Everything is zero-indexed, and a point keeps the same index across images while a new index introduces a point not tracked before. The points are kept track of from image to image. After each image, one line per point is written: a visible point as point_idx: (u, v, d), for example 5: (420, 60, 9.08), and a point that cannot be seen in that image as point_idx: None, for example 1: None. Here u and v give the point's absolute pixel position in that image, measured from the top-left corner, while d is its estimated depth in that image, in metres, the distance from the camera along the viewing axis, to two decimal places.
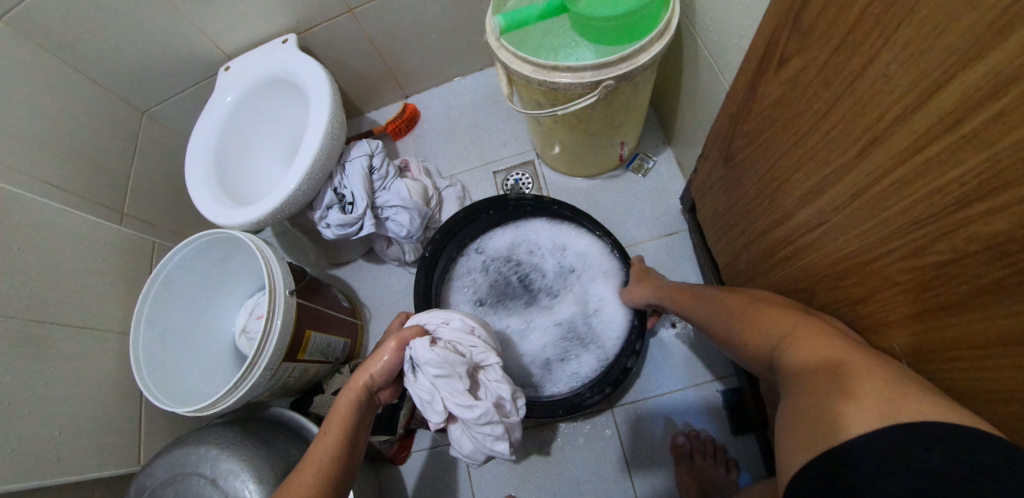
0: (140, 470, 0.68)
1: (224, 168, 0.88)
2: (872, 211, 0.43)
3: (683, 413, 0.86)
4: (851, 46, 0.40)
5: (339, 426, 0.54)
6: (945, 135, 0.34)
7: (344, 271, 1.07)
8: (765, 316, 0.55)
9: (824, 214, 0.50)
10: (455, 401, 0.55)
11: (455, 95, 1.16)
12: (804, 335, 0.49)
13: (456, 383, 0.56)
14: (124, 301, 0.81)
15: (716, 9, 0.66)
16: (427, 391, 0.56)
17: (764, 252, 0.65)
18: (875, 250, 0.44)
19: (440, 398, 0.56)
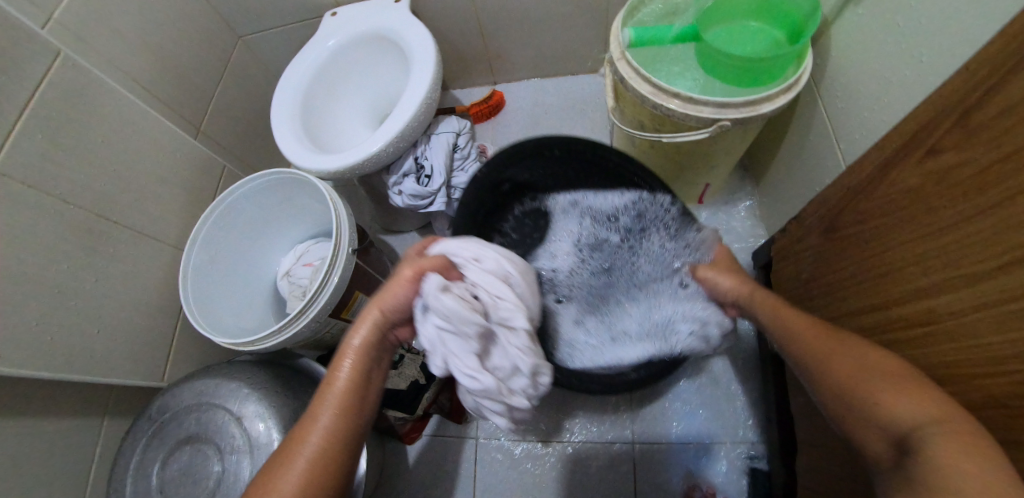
0: (166, 388, 0.65)
1: (310, 111, 0.88)
2: (995, 329, 0.41)
3: (704, 469, 0.83)
4: (1018, 158, 0.39)
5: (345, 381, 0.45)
6: None
7: (395, 239, 1.06)
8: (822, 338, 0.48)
9: (934, 314, 0.49)
10: (460, 361, 0.42)
11: (543, 94, 1.15)
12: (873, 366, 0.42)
13: (460, 337, 0.42)
14: (187, 216, 0.81)
15: (855, 77, 0.63)
16: (430, 335, 0.43)
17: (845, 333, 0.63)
18: (987, 369, 0.42)
19: (440, 351, 0.43)
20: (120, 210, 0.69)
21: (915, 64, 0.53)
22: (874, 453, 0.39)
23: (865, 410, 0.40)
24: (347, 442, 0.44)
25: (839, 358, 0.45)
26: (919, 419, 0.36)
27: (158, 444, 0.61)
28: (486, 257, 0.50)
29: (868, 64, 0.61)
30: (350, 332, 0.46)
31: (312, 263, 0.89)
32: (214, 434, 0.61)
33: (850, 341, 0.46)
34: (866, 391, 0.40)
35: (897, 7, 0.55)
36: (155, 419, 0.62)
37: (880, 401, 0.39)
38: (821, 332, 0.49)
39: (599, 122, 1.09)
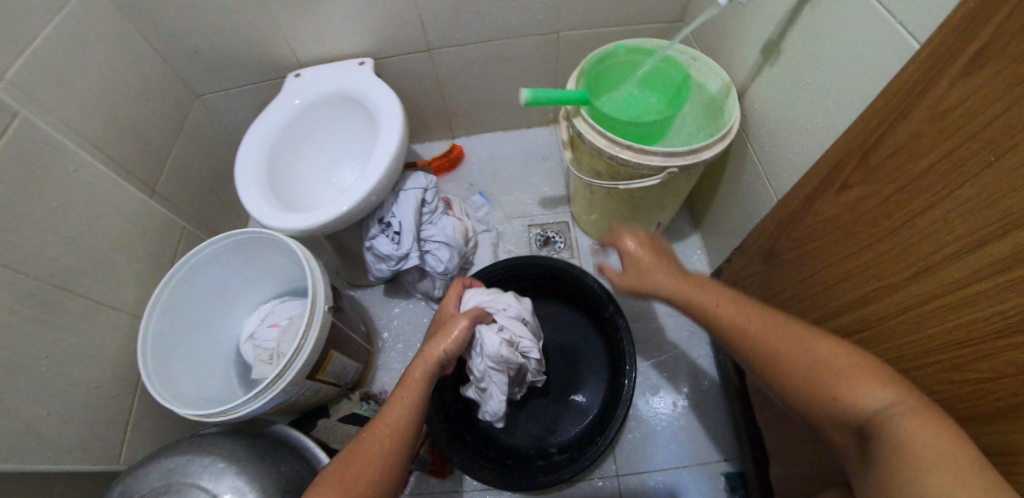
0: (129, 470, 0.60)
1: (275, 171, 0.88)
2: (928, 324, 0.49)
3: (688, 490, 0.88)
4: (920, 187, 0.48)
5: (410, 395, 0.62)
6: (996, 274, 0.41)
7: (363, 293, 1.06)
8: (681, 291, 0.58)
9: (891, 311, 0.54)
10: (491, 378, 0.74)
11: (500, 146, 1.24)
12: (827, 381, 0.45)
13: (502, 373, 0.73)
14: (142, 281, 0.76)
15: (772, 130, 0.77)
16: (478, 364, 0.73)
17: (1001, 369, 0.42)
18: (925, 354, 0.50)
19: (486, 378, 0.74)
20: (72, 278, 0.64)
21: (818, 123, 0.67)
22: (843, 439, 0.45)
23: (847, 413, 0.43)
24: (395, 452, 0.58)
25: (726, 326, 0.53)
26: (880, 403, 0.41)
27: None
28: (512, 306, 0.76)
29: (778, 122, 0.76)
30: (406, 369, 0.63)
31: (278, 323, 0.86)
32: None
33: (710, 297, 0.56)
34: (822, 381, 0.46)
35: (803, 74, 0.69)
36: None
37: (835, 393, 0.44)
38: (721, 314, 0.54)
39: (555, 170, 1.19)
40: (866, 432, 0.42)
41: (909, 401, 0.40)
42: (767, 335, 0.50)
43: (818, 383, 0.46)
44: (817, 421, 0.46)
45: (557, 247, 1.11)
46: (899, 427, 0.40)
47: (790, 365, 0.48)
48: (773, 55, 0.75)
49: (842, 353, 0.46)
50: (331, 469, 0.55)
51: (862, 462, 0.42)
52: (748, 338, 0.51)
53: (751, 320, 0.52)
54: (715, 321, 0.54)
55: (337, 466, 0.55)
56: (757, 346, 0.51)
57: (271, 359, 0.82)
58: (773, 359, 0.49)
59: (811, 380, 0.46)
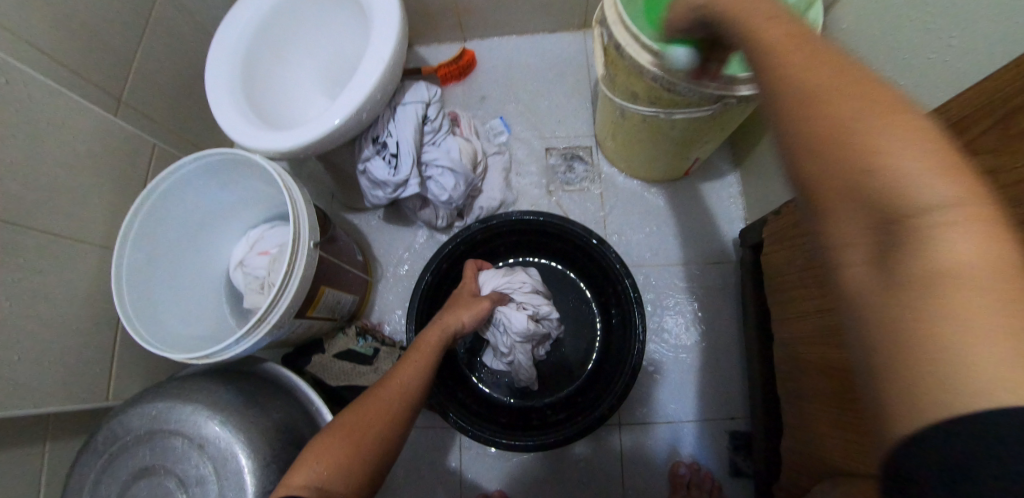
0: (114, 413, 0.59)
1: (253, 76, 0.74)
2: None
3: (690, 445, 0.85)
4: None
5: (423, 358, 0.61)
6: None
7: (359, 218, 0.96)
8: (750, 21, 0.31)
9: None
10: (519, 352, 0.76)
11: (519, 54, 1.05)
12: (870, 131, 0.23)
13: (523, 338, 0.75)
14: (108, 209, 0.69)
15: (870, 65, 0.60)
16: (505, 343, 0.75)
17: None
18: None
19: (513, 353, 0.76)
20: (25, 209, 0.56)
21: (935, 55, 0.50)
22: (832, 243, 0.25)
23: (855, 214, 0.23)
24: (404, 410, 0.55)
25: (787, 74, 0.27)
26: (940, 197, 0.21)
27: (110, 478, 0.55)
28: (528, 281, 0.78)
29: (880, 50, 0.58)
30: (417, 342, 0.63)
31: (268, 251, 0.80)
32: (172, 464, 0.55)
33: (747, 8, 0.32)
34: (854, 145, 0.23)
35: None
36: (104, 450, 0.56)
37: (897, 176, 0.21)
38: (781, 37, 0.29)
39: (582, 86, 1.01)
40: (888, 233, 0.22)
41: (985, 206, 0.20)
42: (805, 88, 0.26)
43: (835, 142, 0.24)
44: (819, 221, 0.25)
45: (578, 180, 0.97)
46: (946, 242, 0.20)
47: (832, 127, 0.24)
48: None
49: (912, 119, 0.23)
50: (340, 418, 0.51)
51: (852, 282, 0.24)
52: (800, 54, 0.27)
53: (806, 54, 0.27)
54: (761, 47, 0.30)
55: (349, 414, 0.51)
56: (845, 93, 0.24)
57: (262, 288, 0.78)
58: (800, 105, 0.26)
59: (827, 140, 0.24)
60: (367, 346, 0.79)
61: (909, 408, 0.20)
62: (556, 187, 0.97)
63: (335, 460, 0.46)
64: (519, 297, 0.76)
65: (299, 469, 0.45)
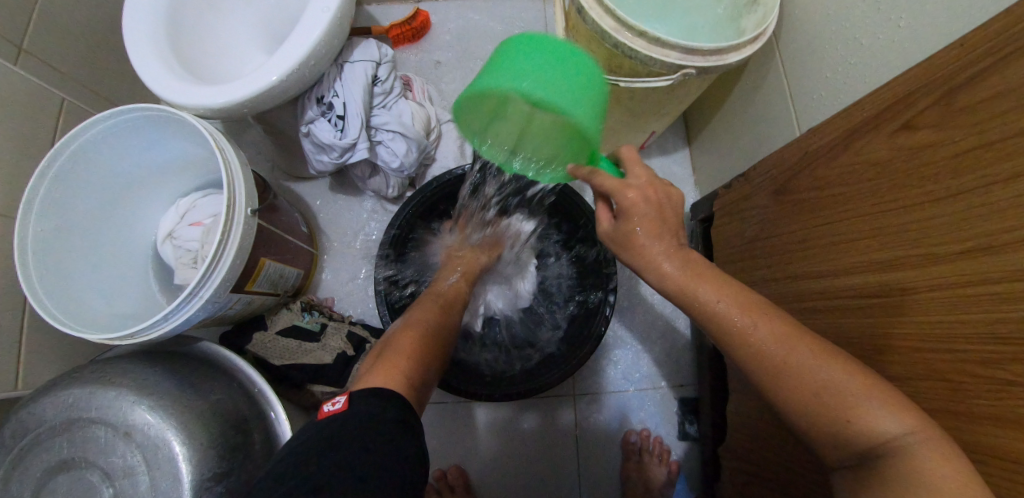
0: (23, 403, 0.52)
1: (180, 23, 0.66)
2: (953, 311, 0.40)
3: (642, 414, 0.87)
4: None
5: (460, 288, 0.68)
6: None
7: (304, 188, 0.90)
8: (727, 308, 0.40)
9: (886, 287, 0.48)
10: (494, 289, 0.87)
11: (477, 16, 1.00)
12: (814, 382, 0.34)
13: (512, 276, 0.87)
14: (9, 173, 0.60)
15: (818, 43, 0.61)
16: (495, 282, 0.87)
17: (956, 332, 0.40)
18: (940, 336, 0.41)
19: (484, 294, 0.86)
20: None
21: (880, 33, 0.51)
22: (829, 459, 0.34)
23: (835, 427, 0.33)
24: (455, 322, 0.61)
25: (751, 348, 0.38)
26: (898, 429, 0.30)
27: (22, 475, 0.50)
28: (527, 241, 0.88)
29: (829, 30, 0.59)
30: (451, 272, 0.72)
31: (201, 221, 0.74)
32: (93, 455, 0.50)
33: (707, 287, 0.42)
34: (822, 407, 0.33)
35: None
36: (13, 444, 0.50)
37: (867, 422, 0.31)
38: (738, 313, 0.40)
39: None
40: (869, 457, 0.31)
41: (937, 430, 0.30)
42: (776, 362, 0.36)
43: (827, 398, 0.33)
44: (812, 440, 0.35)
45: None
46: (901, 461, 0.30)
47: (822, 389, 0.34)
48: None
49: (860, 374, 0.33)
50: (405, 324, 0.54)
51: (846, 477, 0.33)
52: (756, 320, 0.38)
53: (772, 335, 0.37)
54: (722, 326, 0.40)
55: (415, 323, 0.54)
56: (781, 352, 0.36)
57: (195, 261, 0.72)
58: (778, 372, 0.36)
59: (817, 395, 0.34)
60: (312, 322, 0.75)
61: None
62: None
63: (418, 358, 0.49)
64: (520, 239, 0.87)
65: (401, 357, 0.48)
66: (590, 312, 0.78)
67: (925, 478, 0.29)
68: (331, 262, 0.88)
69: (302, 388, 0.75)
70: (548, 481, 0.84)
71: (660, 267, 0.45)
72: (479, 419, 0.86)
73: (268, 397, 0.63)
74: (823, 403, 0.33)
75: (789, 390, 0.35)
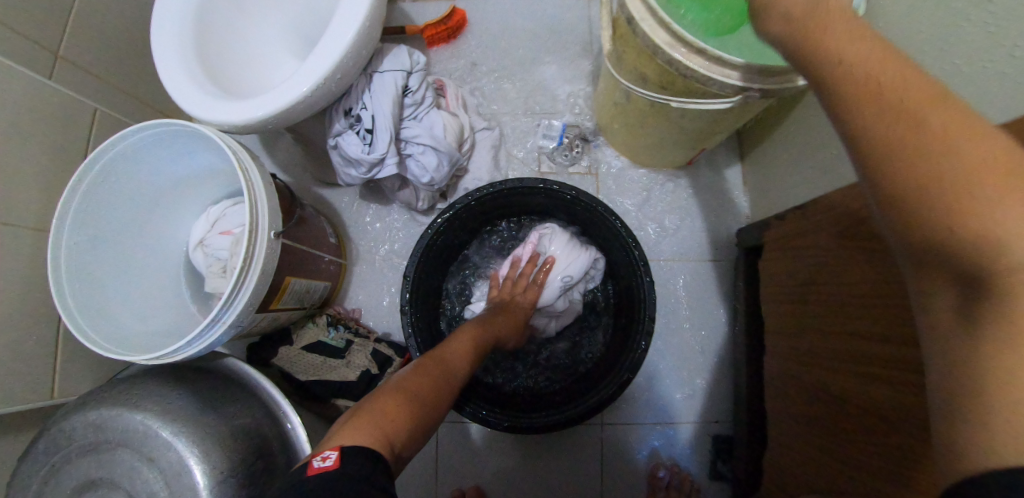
0: (55, 418, 0.53)
1: (210, 33, 0.64)
2: None
3: (671, 447, 0.83)
4: None
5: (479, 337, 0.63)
6: None
7: (333, 195, 0.88)
8: (845, 64, 0.26)
9: None
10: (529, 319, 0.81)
11: (517, 14, 0.94)
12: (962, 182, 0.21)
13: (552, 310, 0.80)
14: (44, 186, 0.61)
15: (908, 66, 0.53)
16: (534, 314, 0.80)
17: None
18: None
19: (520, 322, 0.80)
20: None
21: (988, 66, 0.43)
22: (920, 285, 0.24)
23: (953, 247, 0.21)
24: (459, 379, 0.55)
25: (878, 120, 0.24)
26: None
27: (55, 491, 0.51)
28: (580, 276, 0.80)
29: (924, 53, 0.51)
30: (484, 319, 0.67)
31: (230, 230, 0.73)
32: (121, 476, 0.51)
33: (871, 44, 0.26)
34: (946, 206, 0.21)
35: None
36: (46, 461, 0.51)
37: (992, 237, 0.20)
38: (887, 80, 0.24)
39: (583, 57, 0.91)
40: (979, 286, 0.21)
41: None
42: (908, 145, 0.23)
43: (947, 201, 0.21)
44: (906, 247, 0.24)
45: (573, 162, 0.89)
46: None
47: (949, 164, 0.21)
48: None
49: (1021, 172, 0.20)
50: (399, 381, 0.48)
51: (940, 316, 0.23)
52: (893, 87, 0.24)
53: (918, 98, 0.23)
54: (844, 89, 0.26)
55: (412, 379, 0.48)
56: (917, 143, 0.22)
57: (224, 271, 0.72)
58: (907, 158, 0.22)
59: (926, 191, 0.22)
60: (337, 338, 0.74)
61: (980, 451, 0.20)
62: (548, 169, 0.89)
63: (406, 419, 0.43)
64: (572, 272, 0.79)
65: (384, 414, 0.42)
66: (626, 345, 0.74)
67: None
68: (358, 273, 0.86)
69: (325, 402, 0.75)
70: None
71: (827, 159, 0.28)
72: (502, 440, 0.84)
73: (290, 418, 0.63)
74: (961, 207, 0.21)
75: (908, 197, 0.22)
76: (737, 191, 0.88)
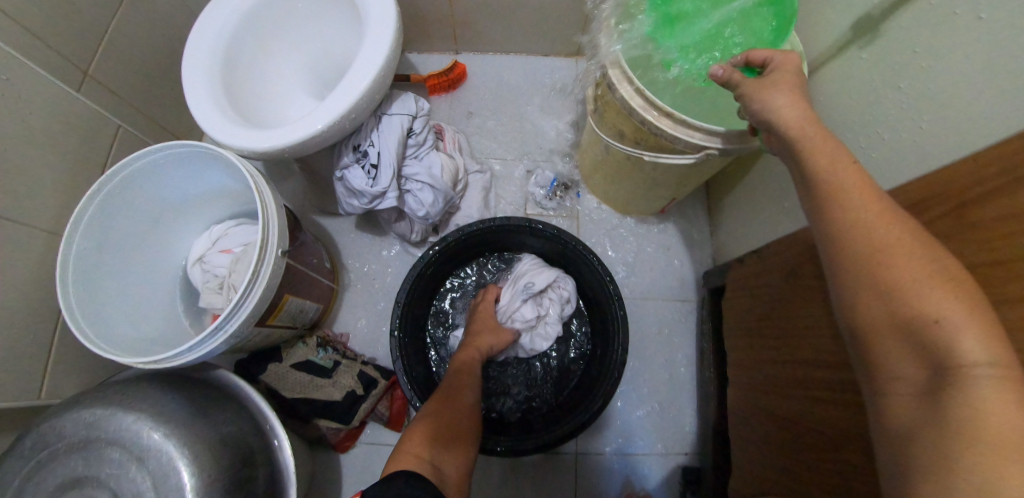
0: (45, 416, 0.54)
1: (237, 70, 0.71)
2: None
3: (643, 478, 0.86)
4: None
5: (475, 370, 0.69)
6: None
7: (331, 223, 0.93)
8: (838, 187, 0.35)
9: None
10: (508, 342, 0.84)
11: (512, 73, 1.06)
12: (929, 295, 0.29)
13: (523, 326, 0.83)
14: (62, 193, 0.64)
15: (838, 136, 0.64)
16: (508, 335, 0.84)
17: None
18: None
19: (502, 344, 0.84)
20: None
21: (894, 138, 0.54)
22: (888, 391, 0.31)
23: (921, 343, 0.29)
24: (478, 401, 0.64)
25: (850, 236, 0.33)
26: (980, 354, 0.27)
27: (36, 488, 0.51)
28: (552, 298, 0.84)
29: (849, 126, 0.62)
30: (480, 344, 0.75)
31: (231, 249, 0.77)
32: (109, 475, 0.52)
33: (836, 154, 0.36)
34: (905, 305, 0.30)
35: (900, 74, 0.55)
36: (31, 457, 0.52)
37: (941, 335, 0.28)
38: (855, 192, 0.34)
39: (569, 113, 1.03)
40: (938, 380, 0.28)
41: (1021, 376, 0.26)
42: (873, 251, 0.32)
43: (907, 311, 0.30)
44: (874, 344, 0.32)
45: (557, 205, 0.98)
46: (978, 390, 0.26)
47: (887, 261, 0.31)
48: (872, 34, 0.59)
49: (973, 304, 0.28)
50: (426, 416, 0.58)
51: (900, 415, 0.30)
52: (868, 202, 0.34)
53: (866, 212, 0.33)
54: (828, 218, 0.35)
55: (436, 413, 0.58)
56: (885, 257, 0.32)
57: (220, 288, 0.75)
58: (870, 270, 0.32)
59: (893, 296, 0.31)
60: (326, 357, 0.77)
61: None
62: (534, 209, 0.97)
63: (438, 445, 0.53)
64: (541, 287, 0.83)
65: (416, 444, 0.52)
66: (599, 375, 0.79)
67: (978, 415, 0.26)
68: (349, 297, 0.90)
69: (308, 422, 0.76)
70: None
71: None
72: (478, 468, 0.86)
73: (276, 430, 0.65)
74: (924, 318, 0.29)
75: (889, 301, 0.31)
76: (703, 237, 0.98)
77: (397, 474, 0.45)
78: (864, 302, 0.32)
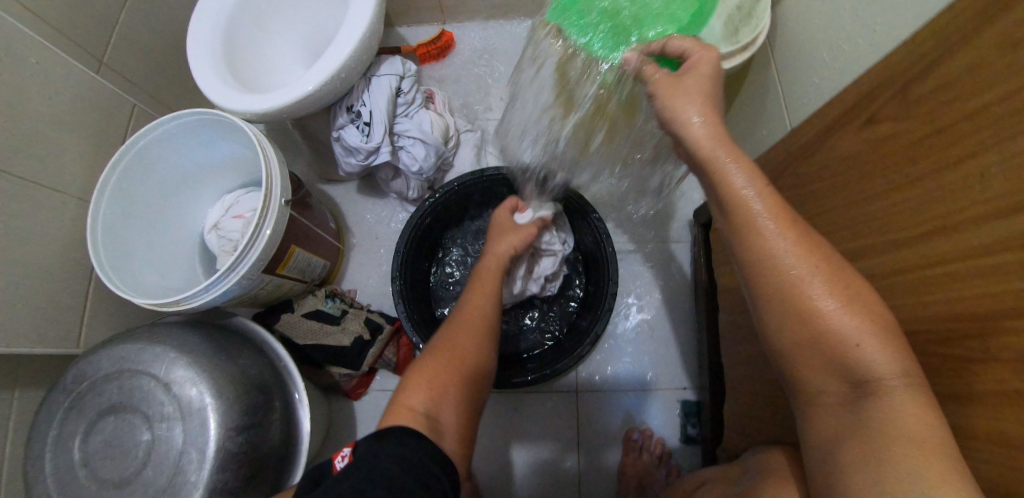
0: (84, 355, 0.61)
1: (235, 43, 0.77)
2: (914, 291, 0.43)
3: (643, 413, 0.89)
4: (975, 127, 0.36)
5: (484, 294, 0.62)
6: (1002, 251, 0.33)
7: (335, 190, 0.99)
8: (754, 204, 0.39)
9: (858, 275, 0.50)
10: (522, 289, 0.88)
11: (499, 37, 1.09)
12: (849, 319, 0.33)
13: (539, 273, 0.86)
14: (87, 163, 0.72)
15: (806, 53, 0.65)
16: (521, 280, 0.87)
17: (931, 313, 0.41)
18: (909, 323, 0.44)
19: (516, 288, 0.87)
20: (7, 153, 0.59)
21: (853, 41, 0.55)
22: (813, 393, 0.36)
23: (847, 360, 0.33)
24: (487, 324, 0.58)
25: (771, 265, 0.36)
26: (888, 371, 0.32)
27: (79, 413, 0.58)
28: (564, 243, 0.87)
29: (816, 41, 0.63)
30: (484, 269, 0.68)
31: (243, 214, 0.82)
32: (141, 401, 0.58)
33: (739, 167, 0.40)
34: (826, 337, 0.34)
35: None
36: (72, 389, 0.59)
37: (861, 359, 0.32)
38: (769, 218, 0.37)
39: None
40: (858, 393, 0.33)
41: (921, 384, 0.31)
42: (791, 285, 0.35)
43: (829, 341, 0.33)
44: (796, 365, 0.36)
45: None
46: (892, 405, 0.31)
47: (809, 281, 0.35)
48: None
49: (880, 330, 0.33)
50: (428, 355, 0.53)
51: (826, 417, 0.35)
52: (784, 225, 0.37)
53: (780, 230, 0.37)
54: (743, 239, 0.38)
55: (436, 353, 0.52)
56: (808, 278, 0.35)
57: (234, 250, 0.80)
58: (791, 297, 0.35)
59: (813, 326, 0.34)
60: (334, 306, 0.82)
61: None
62: None
63: (439, 389, 0.49)
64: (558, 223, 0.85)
65: (412, 394, 0.48)
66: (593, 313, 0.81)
67: (894, 422, 0.31)
68: (355, 256, 0.96)
69: (321, 367, 0.81)
70: (546, 472, 0.87)
71: (687, 122, 0.43)
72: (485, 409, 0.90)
73: (290, 366, 0.70)
74: (846, 343, 0.33)
75: (808, 324, 0.34)
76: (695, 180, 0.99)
77: (389, 431, 0.42)
78: (790, 327, 0.35)
